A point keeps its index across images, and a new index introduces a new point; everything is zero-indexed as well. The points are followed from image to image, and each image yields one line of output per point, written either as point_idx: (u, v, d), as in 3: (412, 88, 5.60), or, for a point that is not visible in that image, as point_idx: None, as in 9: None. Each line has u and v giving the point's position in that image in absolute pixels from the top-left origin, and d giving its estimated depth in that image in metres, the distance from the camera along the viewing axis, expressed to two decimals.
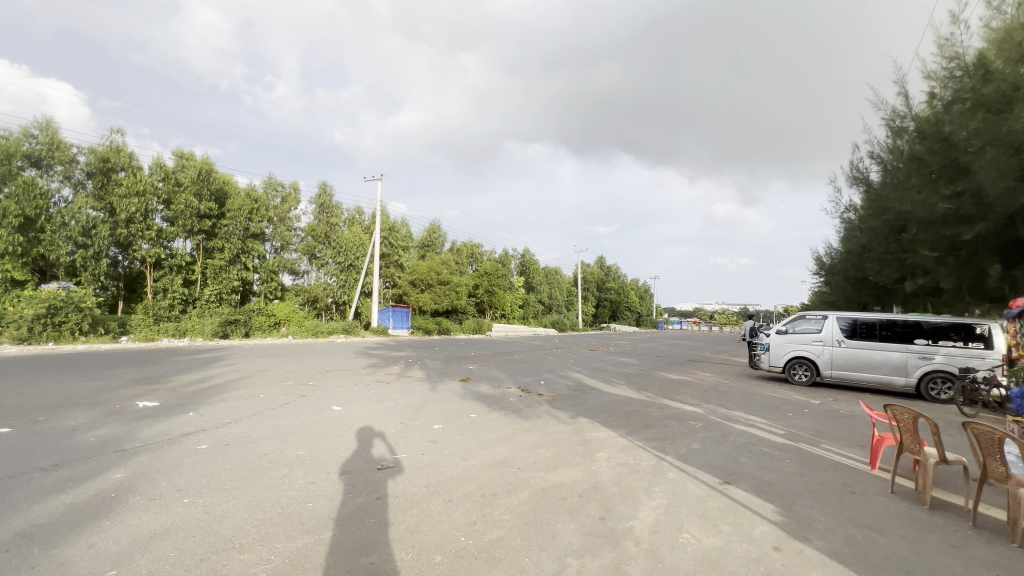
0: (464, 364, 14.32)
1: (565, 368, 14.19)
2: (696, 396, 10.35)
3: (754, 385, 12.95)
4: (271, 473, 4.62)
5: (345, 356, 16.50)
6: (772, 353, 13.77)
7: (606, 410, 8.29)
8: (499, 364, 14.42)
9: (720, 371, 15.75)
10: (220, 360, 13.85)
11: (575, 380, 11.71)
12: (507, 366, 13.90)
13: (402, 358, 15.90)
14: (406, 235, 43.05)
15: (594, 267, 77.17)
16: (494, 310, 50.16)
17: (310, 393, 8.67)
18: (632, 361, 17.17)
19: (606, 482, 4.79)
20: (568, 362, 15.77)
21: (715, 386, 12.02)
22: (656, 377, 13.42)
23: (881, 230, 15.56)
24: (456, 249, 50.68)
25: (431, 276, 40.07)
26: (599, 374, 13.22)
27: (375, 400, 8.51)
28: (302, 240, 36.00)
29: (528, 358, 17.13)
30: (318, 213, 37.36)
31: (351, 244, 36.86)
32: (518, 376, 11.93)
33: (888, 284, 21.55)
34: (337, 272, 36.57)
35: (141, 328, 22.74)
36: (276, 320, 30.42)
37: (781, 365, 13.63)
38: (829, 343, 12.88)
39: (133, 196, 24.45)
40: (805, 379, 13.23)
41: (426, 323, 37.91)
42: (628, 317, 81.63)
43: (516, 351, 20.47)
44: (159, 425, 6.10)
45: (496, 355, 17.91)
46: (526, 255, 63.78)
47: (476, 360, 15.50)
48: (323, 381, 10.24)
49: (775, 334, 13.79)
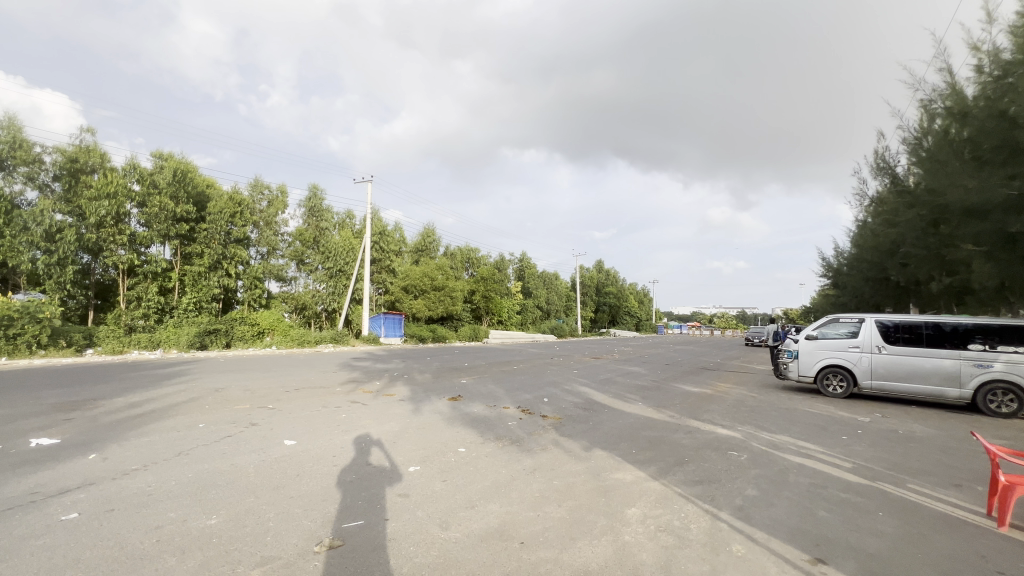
0: (458, 377, 12.78)
1: (570, 380, 12.67)
2: (726, 414, 8.84)
3: (784, 397, 11.46)
4: (150, 567, 3.06)
5: (325, 370, 14.89)
6: (802, 361, 12.27)
7: (628, 438, 6.77)
8: (496, 377, 12.94)
9: (741, 382, 14.22)
10: (180, 377, 12.24)
11: (583, 396, 10.19)
12: (505, 379, 12.40)
13: (388, 371, 14.38)
14: (399, 240, 41.54)
15: (593, 271, 75.74)
16: (490, 317, 48.57)
17: (264, 421, 7.07)
18: (642, 371, 15.65)
19: (651, 568, 3.25)
20: (573, 374, 14.26)
21: (742, 401, 10.49)
22: (673, 390, 11.91)
23: (916, 224, 14.12)
24: (451, 254, 49.13)
25: (425, 281, 38.43)
26: (609, 388, 11.70)
27: (344, 427, 6.97)
28: (289, 245, 34.51)
29: (527, 369, 15.62)
30: (307, 217, 35.88)
31: (340, 249, 35.30)
32: (517, 392, 10.39)
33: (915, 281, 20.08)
34: (326, 278, 34.98)
35: (108, 340, 21.12)
36: (260, 329, 28.75)
37: (812, 375, 12.14)
38: (869, 350, 11.40)
39: (103, 199, 22.86)
40: (841, 391, 11.74)
41: (420, 331, 36.35)
42: (627, 321, 80.17)
43: (515, 361, 18.87)
44: (33, 476, 4.51)
45: (492, 365, 16.40)
46: (524, 259, 62.39)
47: (470, 372, 14.03)
48: (289, 402, 8.70)
49: (805, 340, 12.30)
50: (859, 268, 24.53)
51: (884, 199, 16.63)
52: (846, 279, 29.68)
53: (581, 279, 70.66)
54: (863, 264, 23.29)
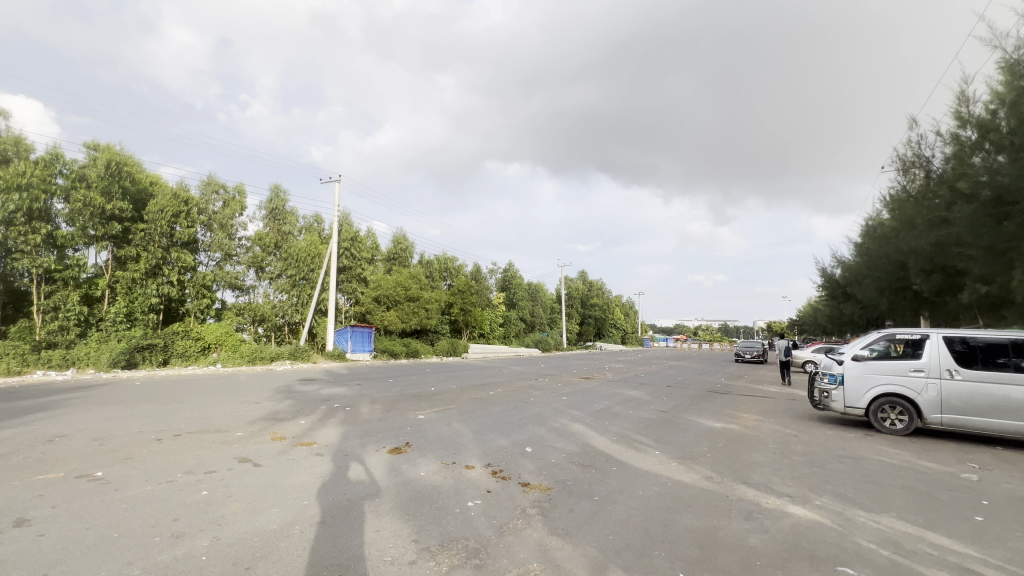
0: (416, 410, 9.96)
1: (560, 414, 9.99)
2: (785, 474, 6.24)
3: (831, 436, 8.99)
4: None
5: (252, 396, 11.89)
6: (849, 388, 9.81)
7: (663, 537, 4.12)
8: (466, 409, 10.18)
9: (764, 411, 11.69)
10: (38, 413, 9.14)
11: (579, 442, 7.51)
12: (476, 413, 9.64)
13: (333, 398, 11.49)
14: (372, 247, 38.60)
15: (578, 283, 73.52)
16: (470, 329, 45.70)
17: (47, 513, 4.14)
18: (643, 396, 13.07)
19: None
20: (562, 402, 11.57)
21: (788, 445, 7.91)
22: (691, 426, 9.30)
23: (977, 216, 11.93)
24: (430, 263, 46.31)
25: (398, 291, 35.30)
26: (609, 425, 9.04)
27: (188, 520, 4.13)
28: (247, 250, 31.38)
29: (505, 395, 12.86)
30: (268, 220, 32.74)
31: (304, 255, 32.14)
32: (489, 437, 7.66)
33: (946, 287, 17.94)
34: (287, 288, 31.82)
35: (7, 359, 17.68)
36: (205, 344, 25.45)
37: (862, 406, 9.68)
38: (938, 376, 8.99)
39: (14, 192, 19.47)
40: (901, 427, 9.30)
41: (391, 346, 33.31)
42: (612, 334, 78.06)
43: (492, 382, 16.09)
44: None
45: (463, 389, 13.64)
46: (507, 270, 59.75)
47: (434, 402, 11.25)
48: (143, 461, 5.79)
49: (851, 362, 9.86)
50: (873, 275, 22.39)
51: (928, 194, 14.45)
52: (851, 289, 27.69)
53: (566, 290, 68.37)
54: (883, 270, 21.12)
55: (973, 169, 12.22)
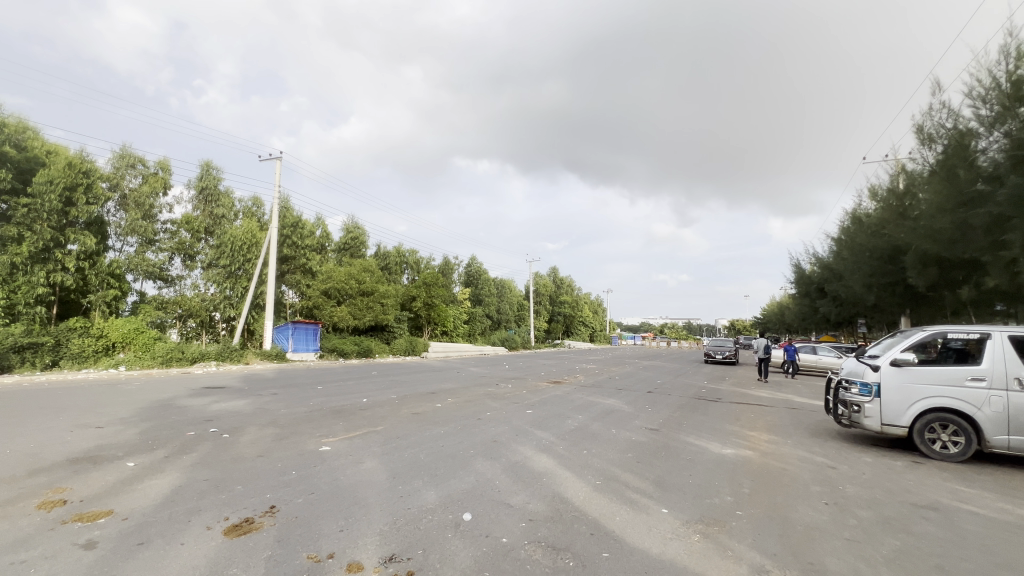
0: (322, 437, 7.19)
1: (521, 439, 7.47)
2: (871, 556, 3.93)
3: (875, 466, 6.86)
4: None
5: (107, 414, 8.74)
6: (887, 401, 7.71)
7: None
8: (393, 434, 7.49)
9: (771, 426, 9.52)
10: None
11: (546, 496, 5.00)
12: (404, 442, 6.98)
13: (217, 418, 8.58)
14: (322, 236, 35.05)
15: (547, 279, 71.52)
16: (432, 327, 42.76)
17: None
18: (624, 408, 10.74)
19: None
20: (525, 419, 9.07)
21: (835, 488, 5.66)
22: (695, 455, 6.97)
23: None
24: (388, 255, 43.00)
25: (350, 285, 31.97)
26: (588, 456, 6.59)
27: None
28: (171, 235, 27.41)
29: (453, 409, 10.23)
30: (197, 201, 28.53)
31: (239, 243, 27.96)
32: (411, 488, 5.04)
33: (943, 281, 16.61)
34: (220, 279, 27.98)
35: None
36: (109, 343, 21.41)
37: (905, 424, 7.61)
38: (1004, 387, 7.03)
39: None
40: (954, 451, 7.30)
41: (341, 344, 30.13)
42: (580, 332, 76.63)
43: (444, 388, 13.44)
44: None
45: (402, 400, 10.94)
46: (472, 264, 56.93)
47: (356, 421, 8.49)
48: None
49: (890, 369, 7.75)
50: (857, 271, 21.10)
51: (949, 174, 12.75)
52: (829, 286, 26.53)
53: (534, 286, 66.21)
54: (869, 264, 19.77)
55: (1013, 139, 10.90)
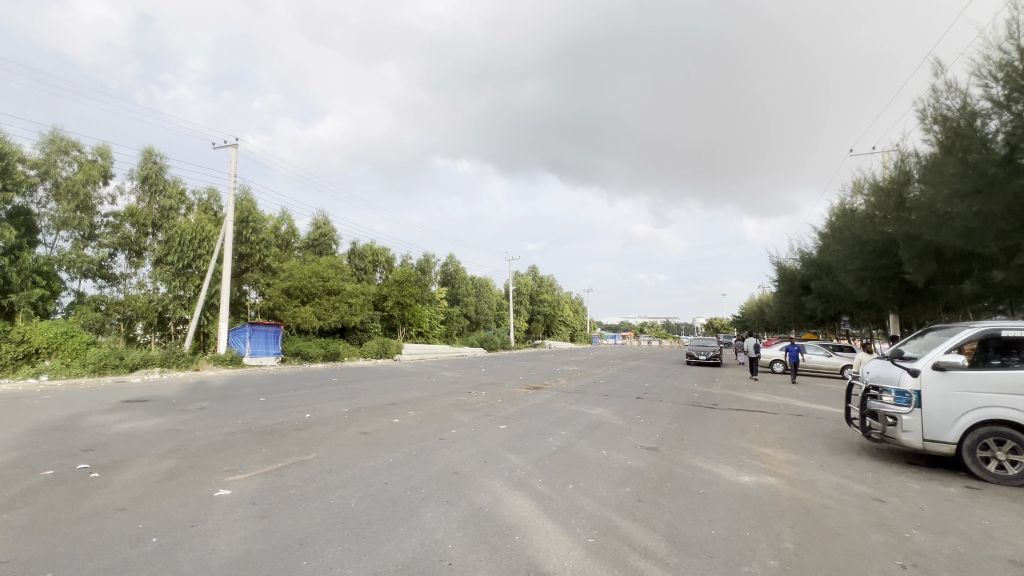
0: (228, 473, 5.47)
1: (489, 470, 5.88)
2: None
3: (929, 496, 5.52)
4: None
5: None
6: (930, 413, 6.42)
7: None
8: (325, 467, 5.82)
9: (785, 440, 8.17)
10: None
11: (519, 572, 3.45)
12: (335, 481, 5.31)
13: (102, 445, 6.72)
14: (286, 231, 32.81)
15: (527, 278, 70.21)
16: (407, 327, 40.92)
17: None
18: (613, 420, 9.27)
19: None
20: (497, 439, 7.49)
21: (902, 539, 4.25)
22: (709, 488, 5.53)
23: None
24: (360, 252, 40.88)
25: (316, 283, 29.92)
26: (575, 496, 5.07)
27: None
28: (112, 229, 24.87)
29: (413, 426, 8.56)
30: (140, 192, 25.96)
31: (189, 237, 25.57)
32: (320, 567, 3.41)
33: (943, 274, 15.77)
34: (169, 277, 25.58)
35: None
36: (31, 350, 18.84)
37: (953, 440, 6.35)
38: None
39: None
40: (1013, 472, 6.05)
41: (305, 347, 28.12)
42: (560, 332, 75.60)
43: (407, 397, 11.76)
44: None
45: (353, 415, 9.23)
46: (449, 262, 55.09)
47: (283, 447, 6.75)
48: None
49: (932, 374, 6.47)
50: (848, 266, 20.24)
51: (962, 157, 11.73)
52: (816, 282, 25.81)
53: (514, 285, 64.75)
54: (862, 259, 18.88)
55: None
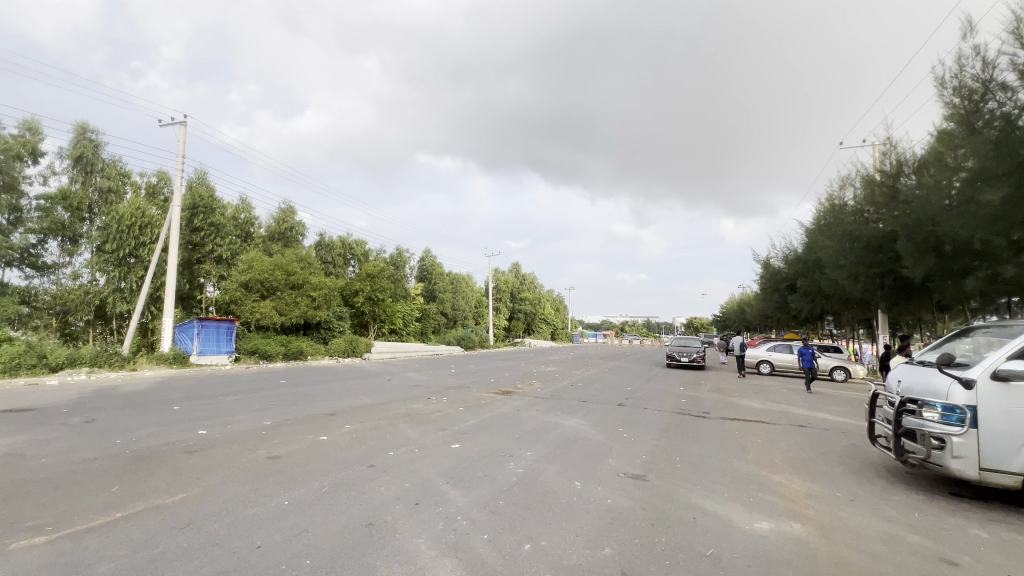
0: (25, 535, 3.70)
1: (418, 520, 4.23)
2: None
3: (1009, 552, 4.10)
4: None
5: None
6: (988, 435, 5.05)
7: None
8: (183, 519, 4.09)
9: (797, 462, 6.72)
10: None
11: None
12: (182, 546, 3.60)
13: None
14: (245, 220, 30.49)
15: (507, 275, 68.59)
16: (378, 324, 38.95)
17: None
18: (591, 436, 7.73)
19: None
20: (442, 466, 5.85)
21: None
22: (719, 544, 4.00)
23: None
24: (329, 245, 38.71)
25: (276, 275, 27.65)
26: (531, 567, 3.48)
27: None
28: (40, 213, 22.22)
29: (343, 445, 6.86)
30: (75, 172, 23.45)
31: (131, 223, 23.16)
32: None
33: (941, 270, 14.80)
34: (107, 267, 23.22)
35: None
36: None
37: (1018, 471, 4.99)
38: None
39: None
40: None
41: (264, 344, 26.00)
42: (541, 330, 74.34)
43: (353, 406, 10.01)
44: None
45: (274, 430, 7.46)
46: (426, 257, 53.03)
47: (147, 482, 4.99)
48: None
49: (992, 385, 5.11)
50: (839, 262, 19.22)
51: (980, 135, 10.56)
52: (802, 280, 24.85)
53: (494, 282, 63.04)
54: (854, 254, 17.86)
55: None
